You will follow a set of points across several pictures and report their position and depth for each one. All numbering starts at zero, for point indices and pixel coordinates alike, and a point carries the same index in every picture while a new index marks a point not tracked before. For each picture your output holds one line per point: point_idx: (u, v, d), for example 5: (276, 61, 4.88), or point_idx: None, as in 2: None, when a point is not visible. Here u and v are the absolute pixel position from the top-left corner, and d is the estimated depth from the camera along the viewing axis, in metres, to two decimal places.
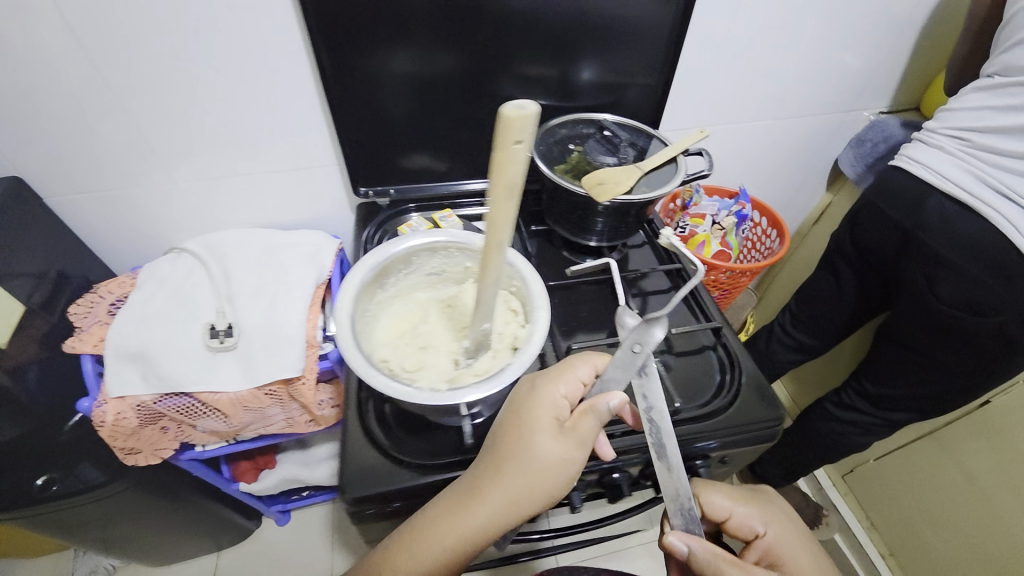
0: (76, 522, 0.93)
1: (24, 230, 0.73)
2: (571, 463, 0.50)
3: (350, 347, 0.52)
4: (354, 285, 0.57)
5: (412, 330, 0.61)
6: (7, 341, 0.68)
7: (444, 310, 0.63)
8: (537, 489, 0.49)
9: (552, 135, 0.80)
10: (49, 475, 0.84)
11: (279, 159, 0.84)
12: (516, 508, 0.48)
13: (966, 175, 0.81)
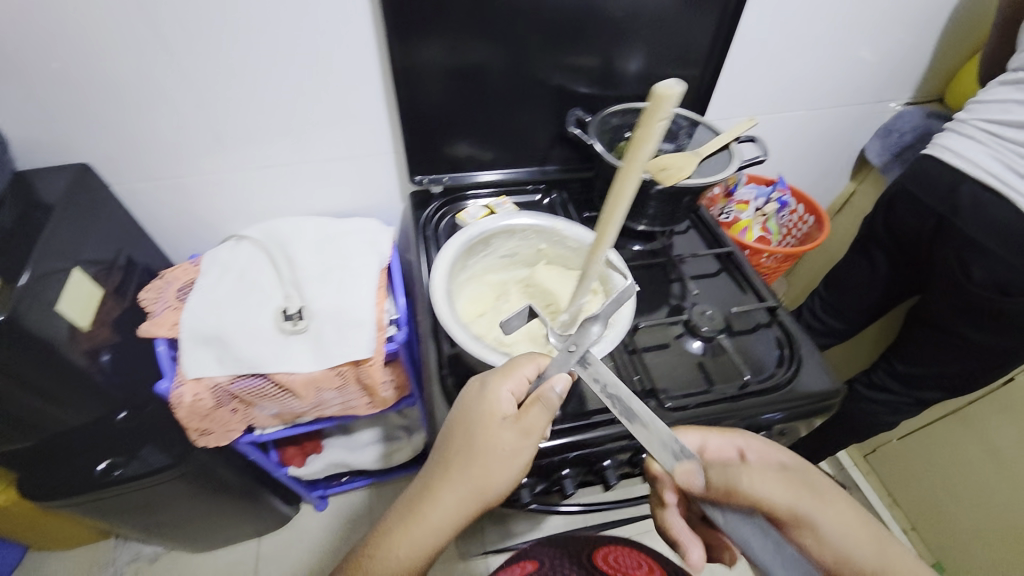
0: (132, 506, 0.94)
1: (99, 217, 0.74)
2: (523, 455, 0.50)
3: (453, 326, 0.55)
4: (444, 266, 0.59)
5: (495, 309, 0.64)
6: (90, 324, 0.69)
7: (523, 289, 0.66)
8: (492, 484, 0.50)
9: (612, 121, 0.83)
10: (114, 458, 0.86)
11: (338, 147, 0.86)
12: (475, 504, 0.51)
13: (998, 163, 0.85)
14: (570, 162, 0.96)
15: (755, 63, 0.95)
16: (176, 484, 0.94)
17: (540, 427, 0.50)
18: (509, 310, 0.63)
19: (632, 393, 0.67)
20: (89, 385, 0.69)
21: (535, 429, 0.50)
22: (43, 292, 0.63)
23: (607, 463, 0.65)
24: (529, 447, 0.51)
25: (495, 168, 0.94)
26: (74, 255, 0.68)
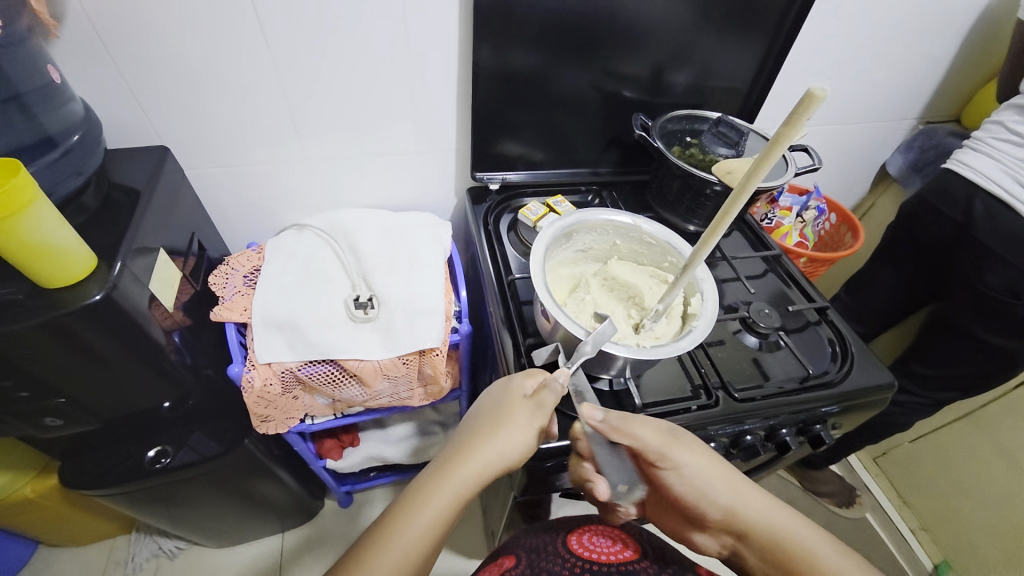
0: (173, 495, 0.93)
1: (175, 199, 0.74)
2: (530, 429, 0.55)
3: (557, 312, 0.58)
4: (540, 256, 0.62)
5: (577, 298, 0.66)
6: (170, 306, 0.69)
7: (601, 280, 0.69)
8: (500, 452, 0.54)
9: (671, 126, 0.88)
10: (164, 445, 0.84)
11: (406, 140, 0.87)
12: (479, 470, 0.53)
13: (1006, 176, 0.91)
14: (620, 165, 1.00)
15: (800, 81, 1.00)
16: (220, 473, 0.92)
17: (550, 407, 0.56)
18: (593, 299, 0.65)
19: (701, 384, 0.70)
20: (166, 367, 0.69)
21: (548, 409, 0.56)
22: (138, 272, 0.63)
23: None
24: (539, 423, 0.56)
25: (549, 168, 0.98)
26: (158, 236, 0.68)
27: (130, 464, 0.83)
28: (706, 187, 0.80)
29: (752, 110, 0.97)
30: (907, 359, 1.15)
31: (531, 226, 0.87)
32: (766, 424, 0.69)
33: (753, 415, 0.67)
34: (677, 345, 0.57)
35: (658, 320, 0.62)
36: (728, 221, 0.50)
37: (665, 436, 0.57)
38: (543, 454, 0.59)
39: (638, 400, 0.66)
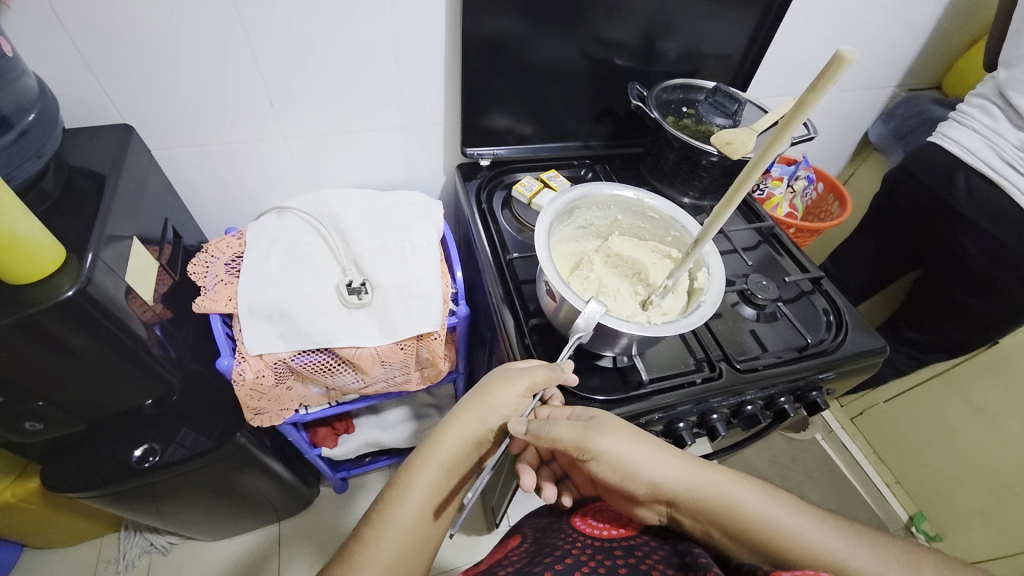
0: (162, 494, 0.90)
1: (144, 182, 0.69)
2: (511, 392, 0.53)
3: (564, 289, 0.56)
4: (545, 233, 0.59)
5: (581, 275, 0.65)
6: (150, 300, 0.65)
7: (604, 256, 0.67)
8: (479, 411, 0.53)
9: (667, 95, 0.86)
10: (151, 443, 0.81)
11: (391, 115, 0.83)
12: (455, 429, 0.52)
13: (990, 152, 0.91)
14: (613, 138, 0.98)
15: (794, 50, 0.99)
16: (210, 468, 0.89)
17: (536, 376, 0.53)
18: (598, 276, 0.63)
19: (704, 357, 0.70)
20: (149, 362, 0.64)
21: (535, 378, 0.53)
22: (113, 263, 0.58)
23: (681, 425, 0.68)
24: (521, 388, 0.53)
25: (540, 143, 0.95)
26: (130, 223, 0.63)
27: (115, 464, 0.79)
28: (704, 159, 0.78)
29: (744, 78, 0.96)
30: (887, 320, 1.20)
31: (526, 203, 0.85)
32: (765, 393, 0.70)
33: (754, 386, 0.68)
34: (689, 319, 0.56)
35: (667, 295, 0.61)
36: (742, 194, 0.49)
37: (578, 430, 0.53)
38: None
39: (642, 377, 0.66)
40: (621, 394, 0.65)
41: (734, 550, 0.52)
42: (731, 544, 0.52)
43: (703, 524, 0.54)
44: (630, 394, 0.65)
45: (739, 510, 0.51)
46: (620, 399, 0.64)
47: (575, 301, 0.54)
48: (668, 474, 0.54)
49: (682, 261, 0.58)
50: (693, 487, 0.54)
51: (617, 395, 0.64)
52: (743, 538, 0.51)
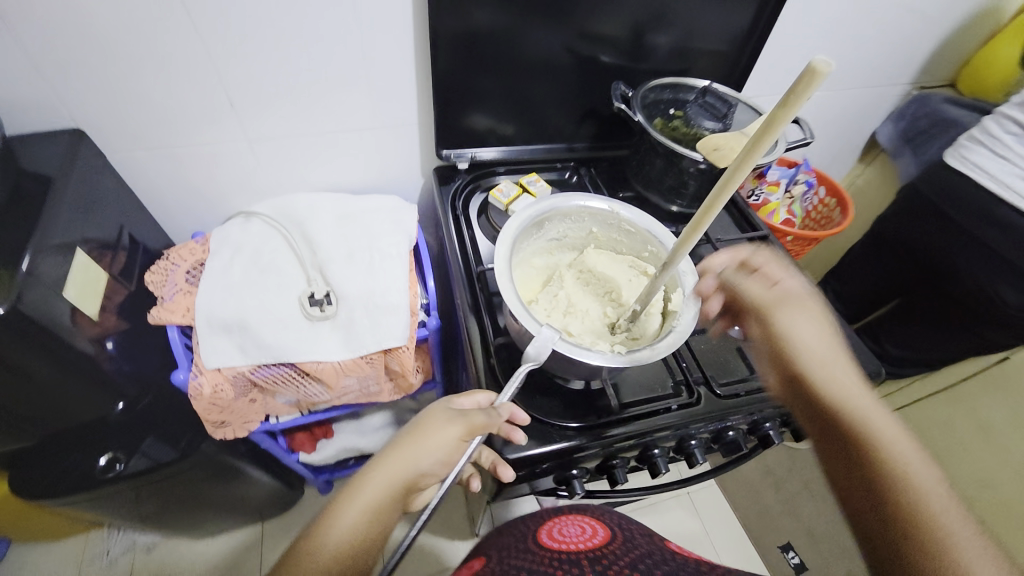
0: (134, 500, 0.87)
1: (95, 188, 0.66)
2: (447, 432, 0.48)
3: (523, 313, 0.52)
4: (507, 250, 0.55)
5: (550, 293, 0.61)
6: (97, 314, 0.62)
7: (576, 272, 0.63)
8: (411, 451, 0.47)
9: (656, 94, 0.80)
10: (116, 452, 0.78)
11: (361, 116, 0.79)
12: (383, 472, 0.46)
13: None
14: (598, 139, 0.93)
15: (794, 45, 0.92)
16: (181, 475, 0.87)
17: (473, 418, 0.49)
18: (567, 295, 0.60)
19: (682, 380, 0.66)
20: (101, 375, 0.62)
21: (473, 418, 0.49)
22: (49, 276, 0.56)
23: (655, 451, 0.64)
24: (458, 429, 0.48)
25: (521, 144, 0.90)
26: (75, 232, 0.61)
27: (78, 476, 0.76)
28: (690, 166, 0.74)
29: (740, 76, 0.90)
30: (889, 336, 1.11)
31: (502, 209, 0.81)
32: (748, 419, 0.66)
33: (736, 412, 0.64)
34: (657, 345, 0.52)
35: (637, 318, 0.57)
36: (715, 214, 0.45)
37: (771, 294, 0.52)
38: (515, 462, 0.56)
39: (614, 402, 0.62)
40: (590, 420, 0.61)
41: (841, 472, 0.45)
42: (843, 465, 0.45)
43: (824, 436, 0.47)
44: (598, 420, 0.61)
45: (885, 444, 0.43)
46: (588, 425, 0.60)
47: (531, 326, 0.51)
48: (838, 371, 0.48)
49: (652, 283, 0.54)
50: (857, 398, 0.46)
51: (584, 420, 0.61)
52: (866, 463, 0.43)
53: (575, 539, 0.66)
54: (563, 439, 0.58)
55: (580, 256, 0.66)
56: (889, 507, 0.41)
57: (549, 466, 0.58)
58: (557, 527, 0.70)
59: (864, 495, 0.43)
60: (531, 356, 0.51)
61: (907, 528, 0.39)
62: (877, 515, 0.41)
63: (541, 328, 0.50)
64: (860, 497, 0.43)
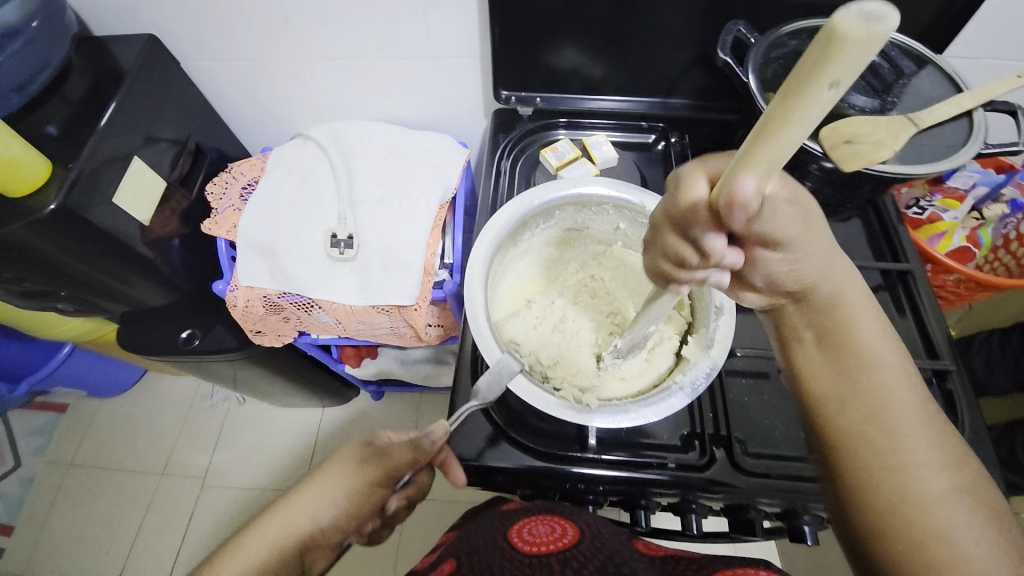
0: (227, 374, 1.00)
1: (162, 97, 0.71)
2: (358, 475, 0.47)
3: (485, 332, 0.47)
4: (490, 247, 0.52)
5: (546, 299, 0.57)
6: (149, 218, 0.69)
7: (585, 278, 0.59)
8: (314, 499, 0.45)
9: (796, 46, 0.57)
10: (194, 329, 0.86)
11: (417, 40, 0.70)
12: (278, 522, 0.44)
13: None
14: (706, 95, 0.71)
15: None
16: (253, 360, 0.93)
17: (396, 458, 0.47)
18: (561, 306, 0.56)
19: (698, 434, 0.53)
20: (156, 274, 0.73)
21: (390, 458, 0.47)
22: (105, 180, 0.63)
23: (642, 502, 0.53)
24: (373, 471, 0.47)
25: (603, 91, 0.73)
26: (135, 138, 0.67)
27: (163, 342, 0.84)
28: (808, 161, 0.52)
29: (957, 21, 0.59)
30: (1008, 423, 0.76)
31: (551, 172, 0.69)
32: (781, 507, 0.51)
33: (769, 494, 0.50)
34: (635, 412, 0.44)
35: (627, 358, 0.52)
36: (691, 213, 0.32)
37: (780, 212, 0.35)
38: (470, 467, 0.52)
39: (598, 439, 0.53)
40: (567, 448, 0.53)
41: (799, 362, 0.40)
42: (805, 350, 0.40)
43: (788, 323, 0.41)
44: (576, 453, 0.52)
45: (854, 331, 0.39)
46: (562, 453, 0.52)
47: (489, 352, 0.47)
48: (810, 260, 0.38)
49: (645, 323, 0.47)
50: (827, 277, 0.39)
51: (560, 447, 0.53)
52: (837, 356, 0.38)
53: (548, 536, 0.41)
54: (562, 468, 0.51)
55: (602, 254, 0.61)
56: (845, 398, 0.37)
57: (514, 482, 0.53)
58: (529, 522, 0.44)
59: (824, 386, 0.39)
60: (480, 393, 0.46)
61: (856, 419, 0.36)
62: (833, 406, 0.38)
63: (499, 355, 0.46)
64: (818, 384, 0.39)
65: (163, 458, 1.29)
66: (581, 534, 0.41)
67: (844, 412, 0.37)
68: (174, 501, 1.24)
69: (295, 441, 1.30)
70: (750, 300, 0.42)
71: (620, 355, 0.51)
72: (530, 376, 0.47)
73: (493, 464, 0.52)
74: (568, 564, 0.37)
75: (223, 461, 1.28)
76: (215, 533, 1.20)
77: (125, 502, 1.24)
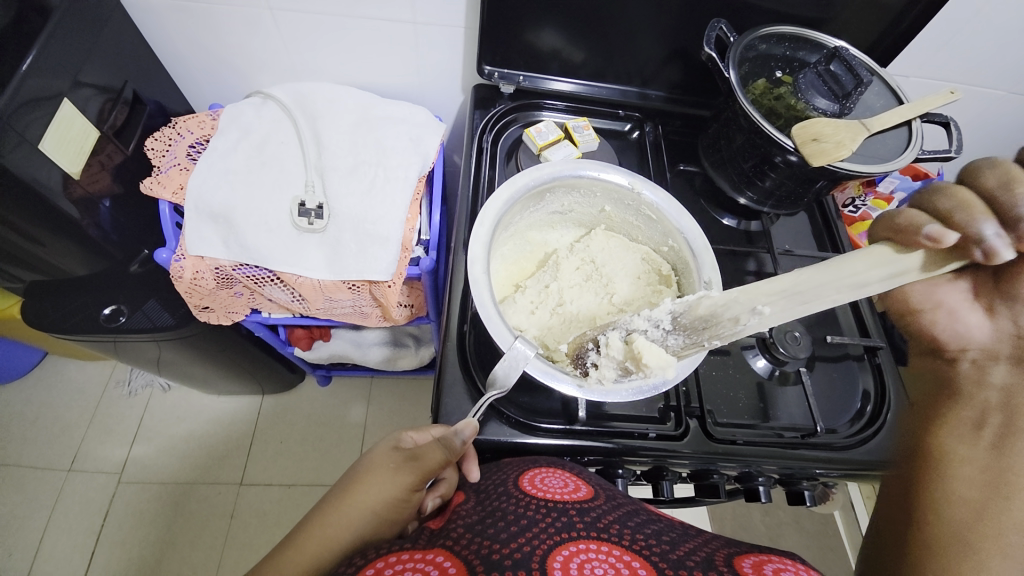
0: (148, 358, 0.88)
1: (95, 34, 0.62)
2: (392, 484, 0.46)
3: (495, 318, 0.47)
4: (488, 229, 0.51)
5: (538, 283, 0.57)
6: (80, 172, 0.61)
7: (576, 261, 0.59)
8: (349, 512, 0.44)
9: (765, 49, 0.61)
10: (120, 304, 0.75)
11: (398, 4, 0.67)
12: (317, 540, 0.43)
13: None
14: (679, 89, 0.75)
15: (981, 12, 0.67)
16: (183, 341, 0.83)
17: (427, 462, 0.46)
18: (554, 283, 0.56)
19: (674, 406, 0.56)
20: (83, 239, 0.64)
21: (423, 462, 0.46)
22: (25, 125, 0.54)
23: (619, 472, 0.55)
24: (406, 478, 0.46)
25: (582, 77, 0.74)
26: (62, 80, 0.58)
27: (82, 319, 0.74)
28: (777, 155, 0.57)
29: (892, 44, 0.67)
30: None
31: (534, 153, 0.69)
32: (738, 470, 0.54)
33: (734, 460, 0.53)
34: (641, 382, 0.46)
35: (668, 340, 0.46)
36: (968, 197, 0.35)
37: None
38: (482, 443, 0.52)
39: (585, 413, 0.54)
40: (553, 424, 0.53)
41: (951, 455, 0.34)
42: (969, 444, 0.34)
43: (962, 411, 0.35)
44: (563, 428, 0.53)
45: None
46: (547, 428, 0.53)
47: (503, 340, 0.46)
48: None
49: (744, 300, 0.41)
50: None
51: (545, 421, 0.53)
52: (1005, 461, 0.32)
53: (562, 489, 0.46)
54: (527, 436, 0.52)
55: (586, 236, 0.62)
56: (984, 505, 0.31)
57: (500, 458, 0.53)
58: (542, 473, 0.48)
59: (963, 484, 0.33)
60: (499, 380, 0.46)
61: (973, 525, 0.31)
62: (959, 503, 0.32)
63: (513, 343, 0.45)
64: (956, 481, 0.33)
65: (70, 453, 1.14)
66: (592, 490, 0.47)
67: (963, 520, 0.32)
68: (84, 499, 1.10)
69: (229, 430, 1.20)
70: (966, 323, 0.36)
71: (661, 338, 0.46)
72: (544, 362, 0.47)
73: (491, 438, 0.52)
74: (584, 514, 0.42)
75: (143, 454, 1.15)
76: (134, 534, 1.07)
77: (20, 505, 1.08)
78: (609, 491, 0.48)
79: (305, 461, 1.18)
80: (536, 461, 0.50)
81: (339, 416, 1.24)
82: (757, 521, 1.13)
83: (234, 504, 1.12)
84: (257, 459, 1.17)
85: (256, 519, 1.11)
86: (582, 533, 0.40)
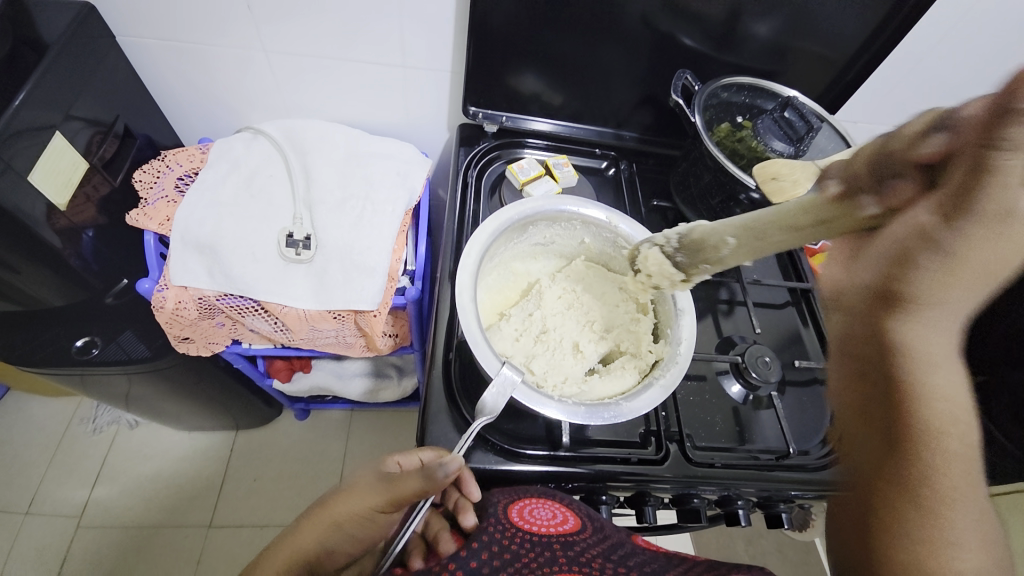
0: (118, 391, 0.85)
1: (90, 71, 0.64)
2: (363, 503, 0.47)
3: (481, 344, 0.48)
4: (475, 259, 0.53)
5: (523, 311, 0.59)
6: (66, 203, 0.62)
7: (559, 290, 0.61)
8: (324, 523, 0.46)
9: (727, 96, 0.67)
10: (94, 336, 0.74)
11: (388, 49, 0.71)
12: (292, 548, 0.45)
13: None
14: (651, 131, 0.80)
15: (915, 65, 0.76)
16: (159, 373, 0.82)
17: (402, 489, 0.45)
18: (539, 312, 0.58)
19: (654, 431, 0.57)
20: (64, 269, 0.64)
21: (399, 488, 0.45)
22: (14, 156, 0.55)
23: (603, 498, 0.56)
24: (378, 499, 0.46)
25: (562, 118, 0.79)
26: (54, 114, 0.60)
27: (52, 351, 0.71)
28: (741, 193, 0.61)
29: (839, 94, 0.74)
30: None
31: (516, 188, 0.72)
32: (717, 494, 0.56)
33: (714, 484, 0.55)
34: (624, 407, 0.48)
35: (677, 256, 0.49)
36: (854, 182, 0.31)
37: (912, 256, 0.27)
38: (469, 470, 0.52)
39: (568, 438, 0.55)
40: (538, 450, 0.54)
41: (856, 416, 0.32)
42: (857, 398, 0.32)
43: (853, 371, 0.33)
44: (547, 453, 0.54)
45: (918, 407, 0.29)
46: (532, 454, 0.54)
47: (490, 366, 0.47)
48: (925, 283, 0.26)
49: (721, 229, 0.43)
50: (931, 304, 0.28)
51: (531, 447, 0.54)
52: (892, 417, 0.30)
53: (549, 521, 0.46)
54: (512, 463, 0.53)
55: (566, 266, 0.65)
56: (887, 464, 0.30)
57: (486, 487, 0.53)
58: (531, 501, 0.48)
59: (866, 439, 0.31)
60: (486, 407, 0.47)
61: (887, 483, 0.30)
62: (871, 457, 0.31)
63: (500, 369, 0.47)
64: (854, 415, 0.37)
65: (28, 495, 1.07)
66: (580, 519, 0.47)
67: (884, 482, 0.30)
68: (39, 546, 1.02)
69: (202, 467, 1.15)
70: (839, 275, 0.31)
71: (671, 253, 0.50)
72: (530, 387, 0.48)
73: (482, 465, 0.52)
74: (568, 547, 0.43)
75: (106, 496, 1.09)
76: None
77: None
78: (596, 519, 0.48)
79: (281, 499, 1.14)
80: (526, 489, 0.50)
81: (318, 451, 1.21)
82: (742, 551, 1.13)
83: (202, 547, 1.06)
84: (229, 499, 1.12)
85: (225, 564, 1.05)
86: (564, 568, 0.42)
